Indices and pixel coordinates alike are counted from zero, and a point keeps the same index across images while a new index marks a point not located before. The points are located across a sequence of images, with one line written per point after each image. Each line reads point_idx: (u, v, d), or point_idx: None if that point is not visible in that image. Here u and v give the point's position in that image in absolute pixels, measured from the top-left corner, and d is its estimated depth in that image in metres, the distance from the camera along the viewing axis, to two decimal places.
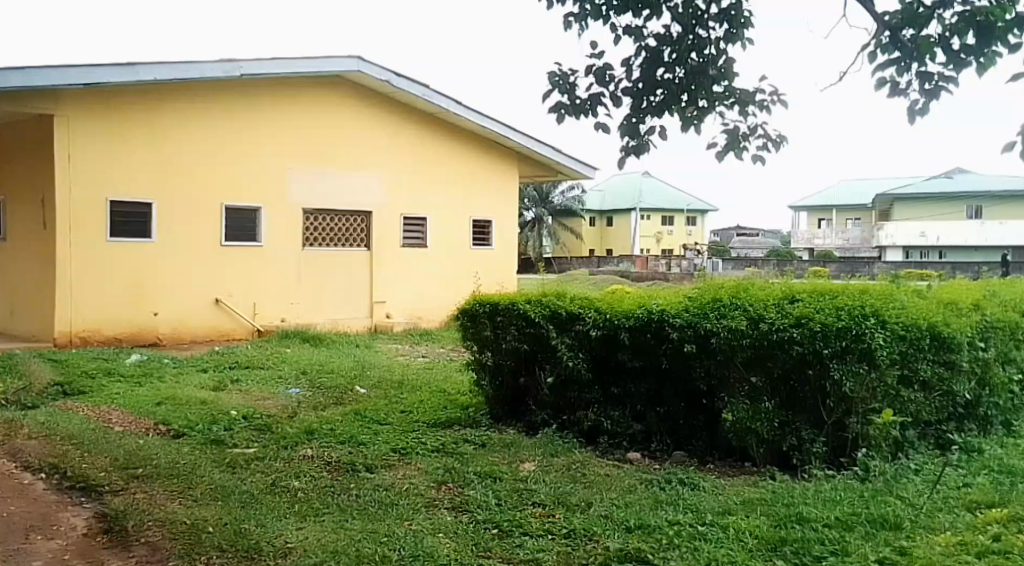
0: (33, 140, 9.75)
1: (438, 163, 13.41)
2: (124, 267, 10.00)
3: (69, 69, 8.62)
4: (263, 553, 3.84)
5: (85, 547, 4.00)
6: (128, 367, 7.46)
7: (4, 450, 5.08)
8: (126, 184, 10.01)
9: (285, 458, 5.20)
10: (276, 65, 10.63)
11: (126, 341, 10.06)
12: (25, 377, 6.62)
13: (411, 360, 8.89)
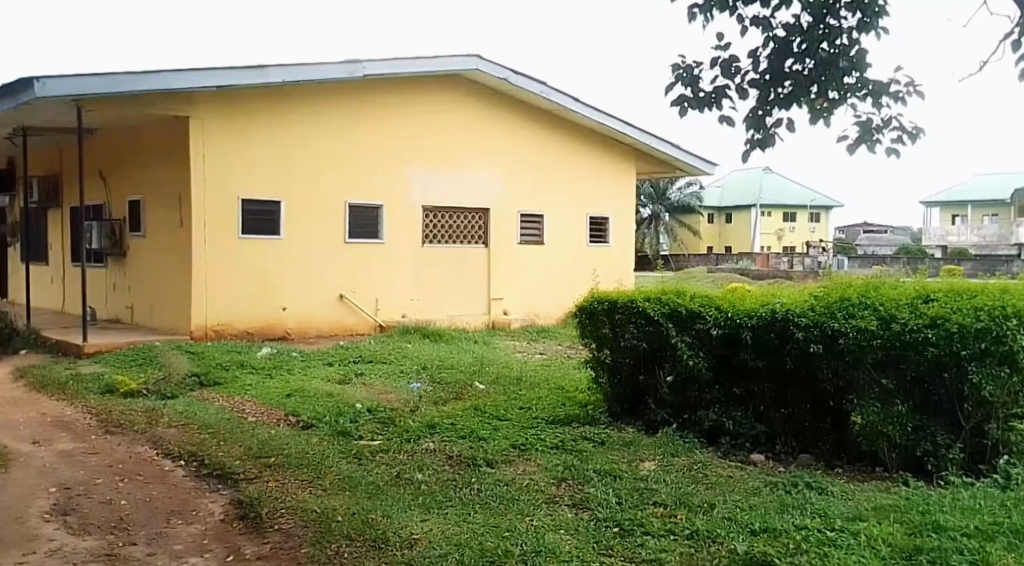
0: (167, 143, 10.24)
1: (554, 161, 13.43)
2: (254, 263, 10.39)
3: (199, 72, 8.98)
4: (389, 543, 3.87)
5: (222, 532, 4.12)
6: (259, 359, 7.74)
7: (147, 437, 5.34)
8: (257, 184, 10.41)
9: (407, 451, 5.27)
10: (398, 65, 10.89)
11: (257, 335, 10.45)
12: (168, 368, 6.99)
13: (528, 357, 8.96)
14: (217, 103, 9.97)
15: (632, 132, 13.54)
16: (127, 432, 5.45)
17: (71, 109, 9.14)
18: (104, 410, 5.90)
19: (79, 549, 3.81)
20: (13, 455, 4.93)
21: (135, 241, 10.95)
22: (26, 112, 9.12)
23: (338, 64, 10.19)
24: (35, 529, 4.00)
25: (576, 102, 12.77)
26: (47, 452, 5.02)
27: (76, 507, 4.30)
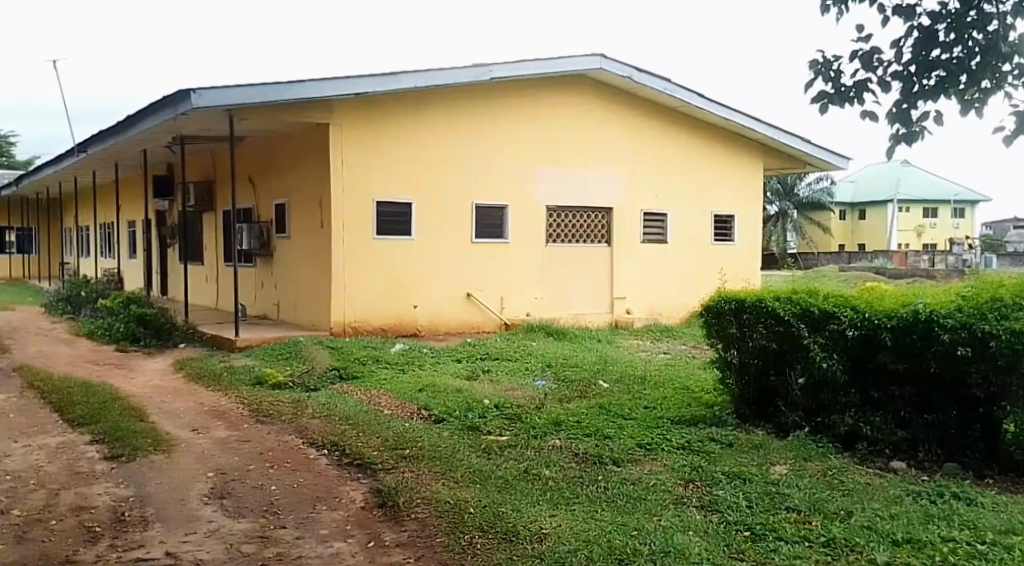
0: (308, 146, 10.79)
1: (677, 157, 13.28)
2: (388, 262, 10.79)
3: (338, 81, 9.41)
4: (520, 537, 3.93)
5: (363, 519, 4.30)
6: (393, 355, 8.06)
7: (293, 426, 5.66)
8: (392, 187, 10.80)
9: (535, 447, 5.35)
10: (524, 67, 11.08)
11: (391, 332, 10.87)
12: (311, 363, 7.38)
13: (652, 356, 8.90)
14: (354, 110, 10.41)
15: (759, 128, 13.22)
16: (275, 422, 5.80)
17: (222, 118, 9.79)
18: (255, 401, 6.30)
19: (235, 531, 4.05)
20: (175, 441, 5.32)
21: (280, 242, 11.59)
22: (184, 122, 9.84)
23: (467, 68, 10.51)
24: (197, 510, 4.28)
25: (701, 97, 12.57)
26: (204, 440, 5.39)
27: (232, 490, 4.56)
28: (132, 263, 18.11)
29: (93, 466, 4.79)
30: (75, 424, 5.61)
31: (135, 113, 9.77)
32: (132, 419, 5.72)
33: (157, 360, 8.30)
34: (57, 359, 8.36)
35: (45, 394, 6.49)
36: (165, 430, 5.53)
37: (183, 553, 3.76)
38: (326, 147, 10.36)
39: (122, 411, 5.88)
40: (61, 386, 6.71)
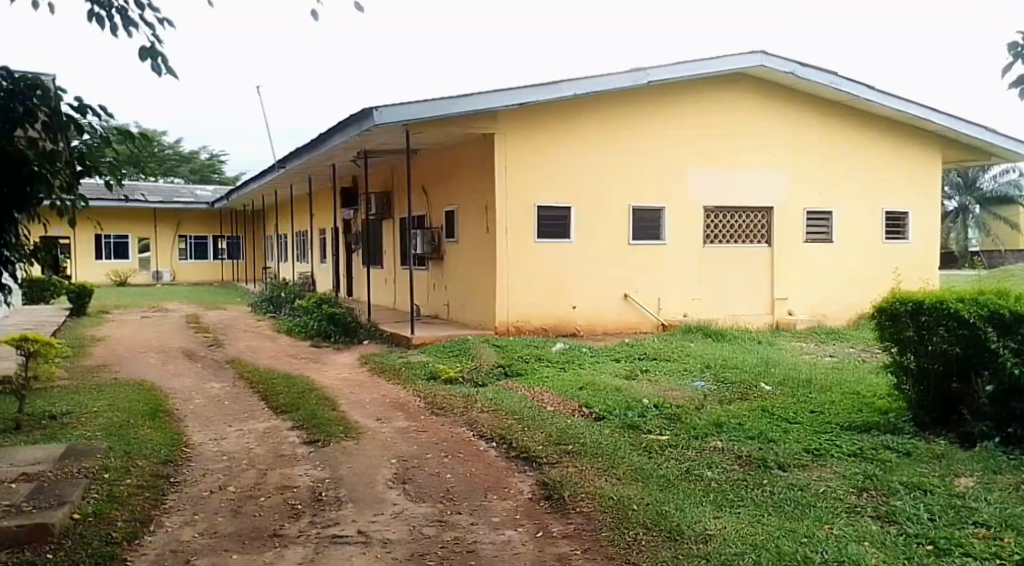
0: (473, 154, 11.27)
1: (844, 153, 12.70)
2: (547, 264, 11.06)
3: (502, 93, 9.79)
4: (684, 536, 3.90)
5: (532, 510, 4.45)
6: (554, 354, 8.30)
7: (465, 420, 6.00)
8: (552, 191, 11.05)
9: (696, 448, 5.34)
10: (683, 68, 11.03)
11: (551, 331, 11.14)
12: (479, 359, 7.77)
13: (818, 359, 8.60)
14: (517, 119, 10.75)
15: (936, 118, 12.36)
16: (448, 414, 6.19)
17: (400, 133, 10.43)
18: (430, 395, 6.73)
19: (417, 514, 4.37)
20: (363, 429, 5.79)
21: (450, 245, 12.16)
22: (365, 138, 10.62)
23: (626, 73, 10.60)
24: (383, 493, 4.65)
25: (871, 90, 11.95)
26: (388, 429, 5.83)
27: (413, 477, 4.92)
28: (322, 266, 19.58)
29: (294, 450, 5.33)
30: (278, 411, 6.26)
31: (325, 131, 10.64)
32: (325, 408, 6.29)
33: (345, 355, 9.02)
34: (259, 353, 9.30)
35: (252, 384, 7.28)
36: (354, 419, 6.03)
37: (373, 532, 4.11)
38: (490, 154, 10.77)
39: (317, 400, 6.48)
40: (265, 377, 7.48)
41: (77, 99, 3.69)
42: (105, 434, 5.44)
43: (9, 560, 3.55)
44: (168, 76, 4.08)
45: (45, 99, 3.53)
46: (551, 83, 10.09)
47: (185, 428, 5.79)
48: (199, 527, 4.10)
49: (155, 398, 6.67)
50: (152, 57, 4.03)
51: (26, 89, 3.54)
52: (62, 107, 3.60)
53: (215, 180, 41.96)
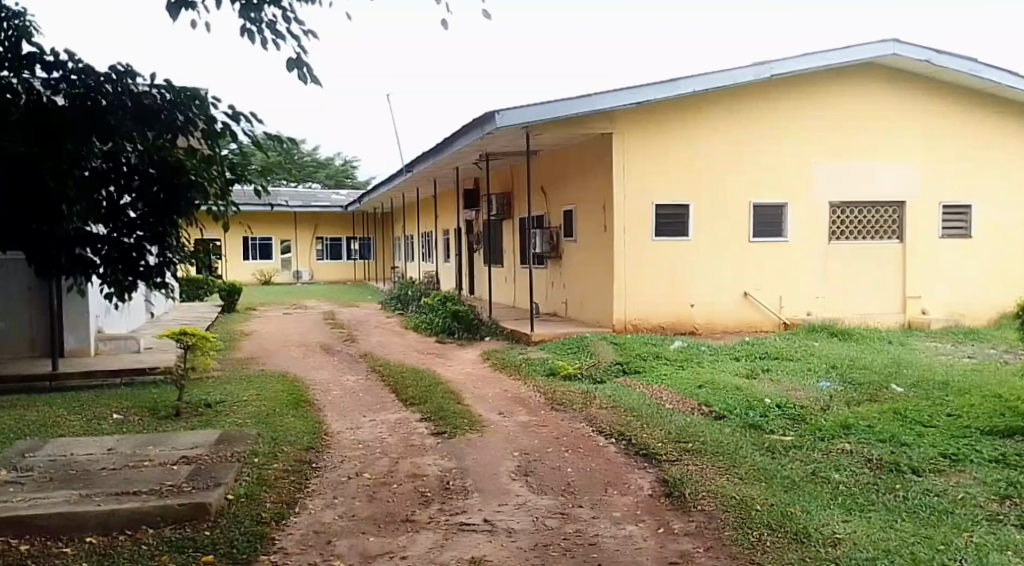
0: (591, 154, 11.32)
1: (984, 143, 11.92)
2: (664, 263, 10.98)
3: (620, 92, 9.83)
4: (812, 538, 3.81)
5: (652, 506, 4.42)
6: (672, 352, 8.26)
7: (584, 415, 6.11)
8: (669, 189, 10.95)
9: (823, 450, 5.20)
10: (807, 59, 10.71)
11: (668, 329, 11.06)
12: (597, 357, 7.85)
13: (956, 360, 8.12)
14: (636, 118, 10.74)
15: None
16: (568, 410, 6.30)
17: (521, 135, 10.64)
18: (550, 390, 6.88)
19: (539, 506, 4.46)
20: (486, 422, 6.00)
21: (568, 245, 12.27)
22: (485, 142, 10.91)
23: (748, 68, 10.45)
24: (506, 485, 4.79)
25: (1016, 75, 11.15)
26: (510, 423, 6.01)
27: (534, 470, 5.04)
28: (446, 266, 20.17)
29: (423, 440, 5.59)
30: (407, 403, 6.58)
31: (450, 135, 10.99)
32: (450, 401, 6.56)
33: (468, 351, 9.32)
34: (388, 348, 9.75)
35: (384, 377, 7.68)
36: (478, 412, 6.26)
37: (498, 521, 4.24)
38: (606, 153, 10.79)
39: (443, 393, 6.76)
40: (395, 371, 7.87)
41: (231, 106, 3.94)
42: (255, 421, 5.90)
43: (173, 534, 3.93)
44: (312, 85, 4.37)
45: (203, 107, 3.86)
46: (670, 81, 10.06)
47: (325, 417, 6.20)
48: (338, 510, 4.38)
49: (297, 388, 7.17)
50: (298, 68, 4.34)
51: (185, 100, 3.86)
52: (217, 114, 3.90)
53: (346, 186, 43.96)
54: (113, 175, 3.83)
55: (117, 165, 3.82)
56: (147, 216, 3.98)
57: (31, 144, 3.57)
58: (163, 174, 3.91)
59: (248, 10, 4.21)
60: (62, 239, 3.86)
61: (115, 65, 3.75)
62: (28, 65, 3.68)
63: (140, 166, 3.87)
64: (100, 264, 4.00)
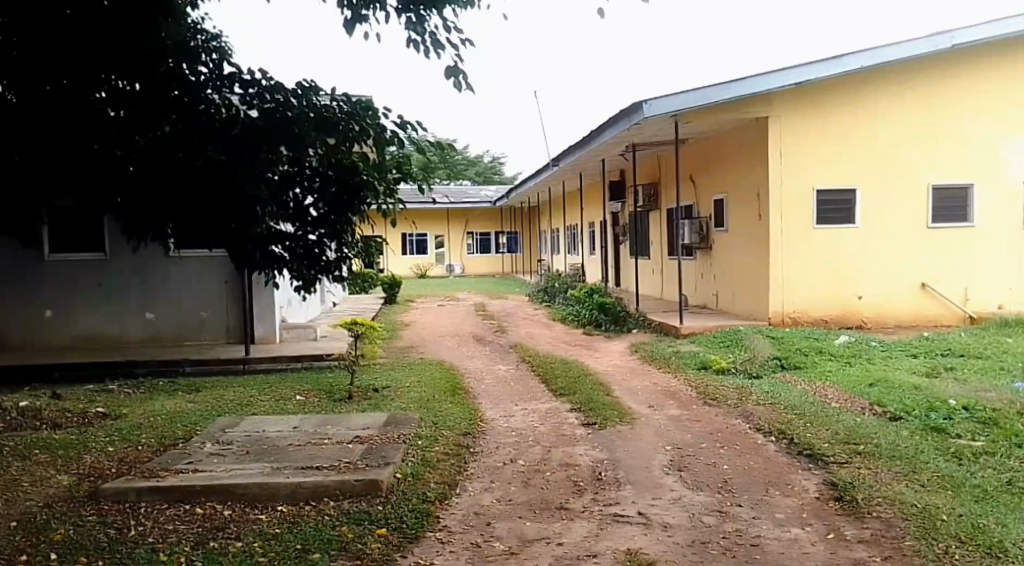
0: (748, 139, 10.85)
1: None
2: (830, 252, 10.43)
3: (787, 71, 9.55)
4: (1008, 555, 3.51)
5: (820, 510, 4.23)
6: (838, 347, 7.86)
7: (740, 412, 5.94)
8: (835, 174, 10.38)
9: (1019, 458, 4.75)
10: (994, 27, 10.06)
11: (833, 323, 10.53)
12: (753, 351, 7.59)
13: None
14: (795, 98, 10.21)
15: None
16: (722, 405, 6.16)
17: (671, 123, 10.45)
18: (702, 385, 6.75)
19: (696, 502, 4.39)
20: (637, 415, 5.98)
21: (720, 235, 11.92)
22: (637, 131, 10.75)
23: (926, 39, 9.94)
24: (660, 479, 4.76)
25: None
26: (661, 416, 5.96)
27: (688, 465, 4.97)
28: (593, 258, 20.13)
29: (574, 430, 5.67)
30: (558, 393, 6.68)
31: (599, 127, 10.89)
32: (601, 393, 6.59)
33: (617, 343, 9.30)
34: (539, 339, 9.92)
35: (534, 367, 7.84)
36: (628, 405, 6.25)
37: (653, 515, 4.22)
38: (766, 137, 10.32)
39: (593, 385, 6.82)
40: (547, 361, 8.01)
41: (400, 117, 4.50)
42: (417, 406, 6.22)
43: (350, 507, 4.23)
44: (467, 90, 4.78)
45: (376, 117, 4.40)
46: (839, 56, 9.70)
47: (481, 404, 6.42)
48: (496, 494, 4.54)
49: (454, 376, 7.46)
50: (456, 77, 4.70)
51: (360, 110, 4.40)
52: (387, 124, 4.43)
53: (496, 181, 44.85)
54: (298, 178, 4.46)
55: (301, 169, 4.43)
56: (326, 215, 4.60)
57: (229, 153, 4.20)
58: (339, 177, 4.48)
59: (414, 23, 4.51)
60: (260, 237, 4.62)
61: (300, 82, 4.35)
62: (226, 82, 4.33)
63: (321, 170, 4.45)
64: (289, 259, 4.80)
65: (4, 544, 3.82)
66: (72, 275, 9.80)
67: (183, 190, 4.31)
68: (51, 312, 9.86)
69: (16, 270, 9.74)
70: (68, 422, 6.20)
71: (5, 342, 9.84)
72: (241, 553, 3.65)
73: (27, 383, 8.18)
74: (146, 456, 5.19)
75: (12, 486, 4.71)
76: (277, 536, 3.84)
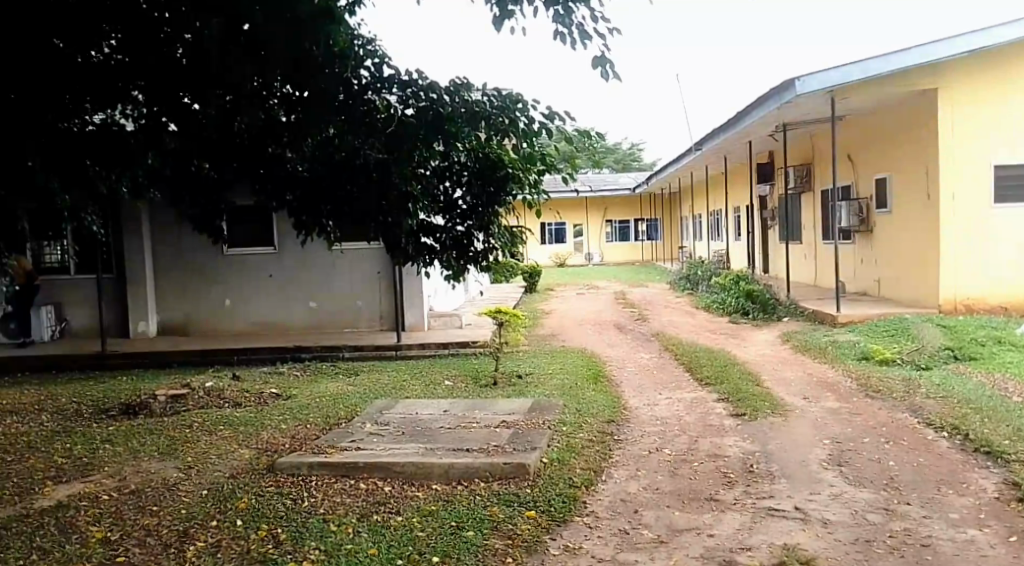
0: (911, 114, 10.09)
1: None
2: (1008, 234, 9.57)
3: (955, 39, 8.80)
4: None
5: (1001, 511, 3.85)
6: (1020, 336, 7.15)
7: (906, 405, 5.54)
8: (1013, 148, 9.50)
9: None
10: None
11: (1013, 311, 9.68)
12: (920, 341, 7.06)
13: None
14: (968, 66, 9.37)
15: None
16: (885, 398, 5.78)
17: (825, 101, 9.88)
18: (863, 376, 6.35)
19: (858, 499, 4.13)
20: (791, 407, 5.72)
21: (882, 217, 11.13)
22: (790, 109, 10.20)
23: None
24: (817, 473, 4.52)
25: None
26: (817, 409, 5.67)
27: (848, 460, 4.69)
28: (739, 244, 19.43)
29: (722, 421, 5.50)
30: (704, 383, 6.52)
31: (747, 107, 10.42)
32: (750, 384, 6.36)
33: (766, 331, 8.95)
34: (682, 327, 9.72)
35: (678, 355, 7.69)
36: (781, 396, 5.99)
37: (811, 510, 4.01)
38: (932, 112, 9.54)
39: (741, 375, 6.60)
40: (691, 350, 7.83)
41: (548, 108, 4.75)
42: (560, 393, 6.26)
43: (500, 488, 4.32)
44: (615, 80, 4.78)
45: (525, 110, 4.70)
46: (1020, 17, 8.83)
47: (624, 392, 6.37)
48: (642, 483, 4.48)
49: (596, 364, 7.46)
50: (600, 65, 4.72)
51: (510, 104, 4.70)
52: (535, 115, 4.75)
53: (635, 168, 44.39)
54: (448, 173, 4.99)
55: (450, 165, 4.97)
56: (473, 207, 5.08)
57: (388, 151, 4.68)
58: (484, 169, 4.95)
59: (561, 15, 4.50)
60: (412, 230, 5.00)
61: (453, 80, 4.62)
62: (385, 84, 4.58)
63: (467, 164, 4.97)
64: (439, 249, 5.17)
65: (196, 510, 4.21)
66: (246, 267, 10.61)
67: (342, 182, 4.98)
68: (229, 302, 10.71)
69: (198, 262, 10.65)
70: (246, 401, 6.76)
71: (187, 329, 10.79)
72: (401, 526, 3.83)
73: (210, 364, 8.96)
74: (314, 433, 5.57)
75: (202, 458, 5.19)
76: (432, 513, 3.99)
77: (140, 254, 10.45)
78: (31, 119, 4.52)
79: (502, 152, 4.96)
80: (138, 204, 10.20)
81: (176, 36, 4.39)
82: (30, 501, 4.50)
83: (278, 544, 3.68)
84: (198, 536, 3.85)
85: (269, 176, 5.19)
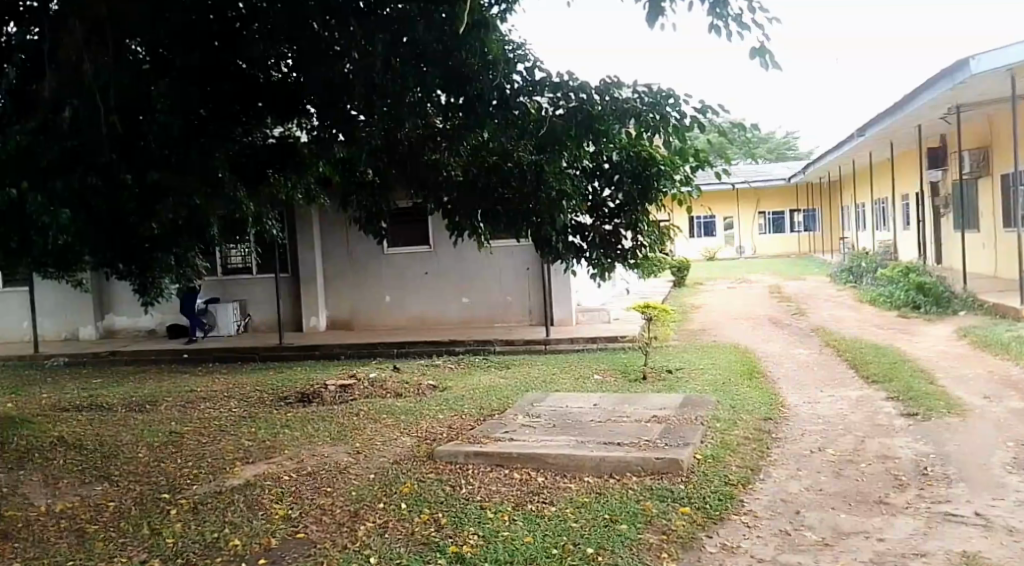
0: None
1: None
2: None
3: None
4: None
5: None
6: None
7: None
8: None
9: None
10: None
11: None
12: None
13: None
14: None
15: None
16: None
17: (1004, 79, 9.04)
18: None
19: None
20: (970, 407, 5.32)
21: None
22: (961, 91, 9.45)
23: None
24: (1002, 478, 4.19)
25: None
26: (999, 409, 5.24)
27: None
28: (908, 233, 18.06)
29: (891, 421, 5.22)
30: (872, 380, 6.19)
31: (914, 90, 9.74)
32: (923, 382, 5.97)
33: (940, 326, 8.31)
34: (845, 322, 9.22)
35: (840, 352, 7.34)
36: (958, 395, 5.59)
37: (994, 517, 3.74)
38: None
39: (912, 373, 6.21)
40: (855, 346, 7.44)
41: (700, 101, 4.73)
42: (713, 389, 6.16)
43: (653, 483, 4.35)
44: (775, 69, 4.62)
45: (676, 104, 4.74)
46: None
47: (782, 389, 6.18)
48: (804, 483, 4.35)
49: (750, 360, 7.27)
50: (761, 56, 4.57)
51: (661, 99, 4.74)
52: (687, 110, 4.76)
53: (790, 156, 42.20)
54: (597, 172, 5.09)
55: (599, 164, 5.05)
56: (622, 206, 5.10)
57: (541, 152, 4.90)
58: (636, 168, 4.98)
59: (717, 7, 4.41)
60: (563, 228, 5.02)
61: (603, 80, 4.75)
62: (537, 87, 4.80)
63: (616, 162, 5.03)
64: (587, 248, 5.17)
65: (365, 492, 4.55)
66: (401, 265, 11.21)
67: (495, 185, 5.15)
68: (388, 298, 11.33)
69: (359, 262, 11.35)
70: (406, 391, 7.17)
71: (349, 324, 11.51)
72: (555, 516, 3.95)
73: (372, 357, 9.51)
74: (470, 423, 5.82)
75: (369, 444, 5.58)
76: (586, 505, 4.08)
77: (310, 254, 11.30)
78: (222, 131, 5.10)
79: (654, 149, 4.99)
80: (308, 208, 11.04)
81: (344, 52, 4.68)
82: (225, 478, 5.04)
83: (440, 527, 3.91)
84: (368, 516, 4.15)
85: (425, 182, 5.40)
